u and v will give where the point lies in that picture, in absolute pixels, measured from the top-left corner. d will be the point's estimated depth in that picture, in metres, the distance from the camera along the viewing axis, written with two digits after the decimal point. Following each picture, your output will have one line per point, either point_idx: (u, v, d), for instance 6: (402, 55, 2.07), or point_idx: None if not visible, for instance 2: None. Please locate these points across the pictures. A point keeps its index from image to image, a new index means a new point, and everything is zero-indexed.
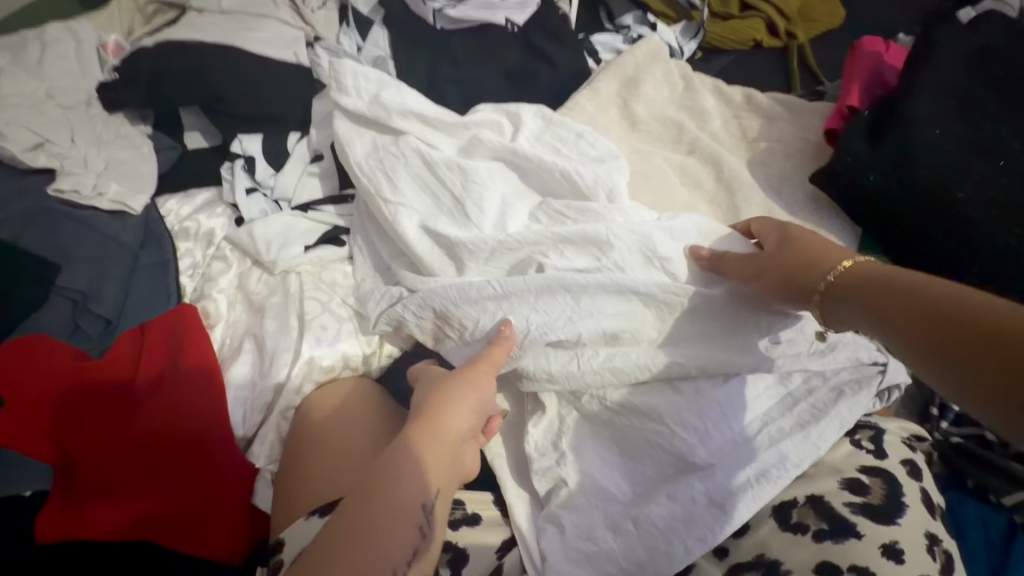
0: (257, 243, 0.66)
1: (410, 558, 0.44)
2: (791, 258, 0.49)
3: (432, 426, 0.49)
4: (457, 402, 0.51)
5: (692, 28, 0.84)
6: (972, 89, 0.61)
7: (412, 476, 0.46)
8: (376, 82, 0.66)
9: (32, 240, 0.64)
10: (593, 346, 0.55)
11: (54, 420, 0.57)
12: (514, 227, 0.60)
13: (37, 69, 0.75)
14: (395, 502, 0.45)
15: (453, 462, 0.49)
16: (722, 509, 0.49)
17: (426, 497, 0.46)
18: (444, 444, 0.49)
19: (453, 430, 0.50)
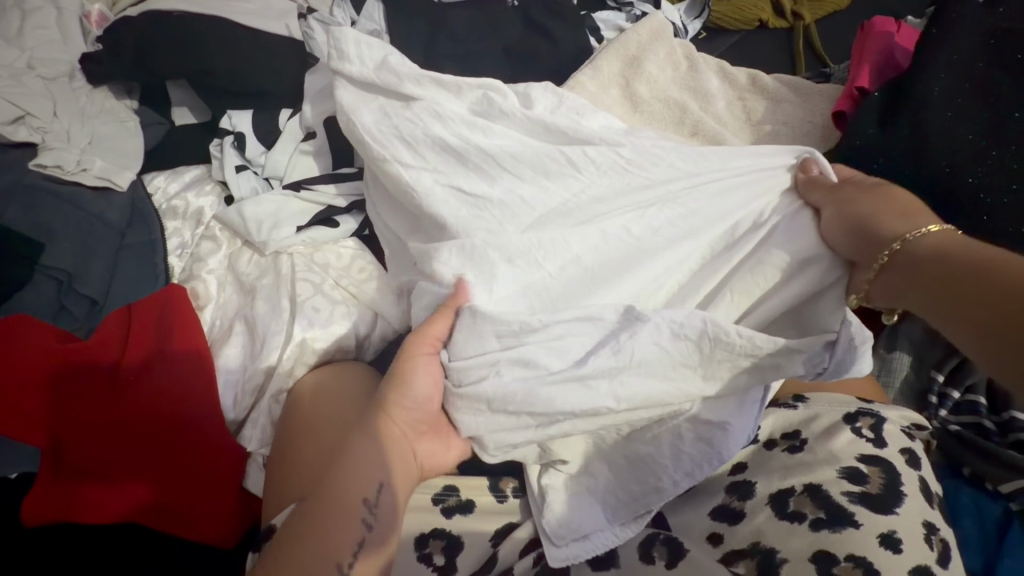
0: (247, 223, 0.64)
1: (353, 550, 0.46)
2: (878, 212, 0.50)
3: (371, 427, 0.50)
4: (398, 400, 0.50)
5: (696, 6, 0.82)
6: (988, 69, 0.59)
7: (355, 475, 0.48)
8: (380, 49, 0.62)
9: (13, 216, 0.62)
10: (527, 365, 0.47)
11: (40, 404, 0.55)
12: (529, 191, 0.54)
13: (16, 38, 0.72)
14: (337, 504, 0.46)
15: (404, 458, 0.50)
16: (703, 462, 0.51)
17: (366, 493, 0.47)
18: (386, 438, 0.50)
19: (394, 429, 0.50)
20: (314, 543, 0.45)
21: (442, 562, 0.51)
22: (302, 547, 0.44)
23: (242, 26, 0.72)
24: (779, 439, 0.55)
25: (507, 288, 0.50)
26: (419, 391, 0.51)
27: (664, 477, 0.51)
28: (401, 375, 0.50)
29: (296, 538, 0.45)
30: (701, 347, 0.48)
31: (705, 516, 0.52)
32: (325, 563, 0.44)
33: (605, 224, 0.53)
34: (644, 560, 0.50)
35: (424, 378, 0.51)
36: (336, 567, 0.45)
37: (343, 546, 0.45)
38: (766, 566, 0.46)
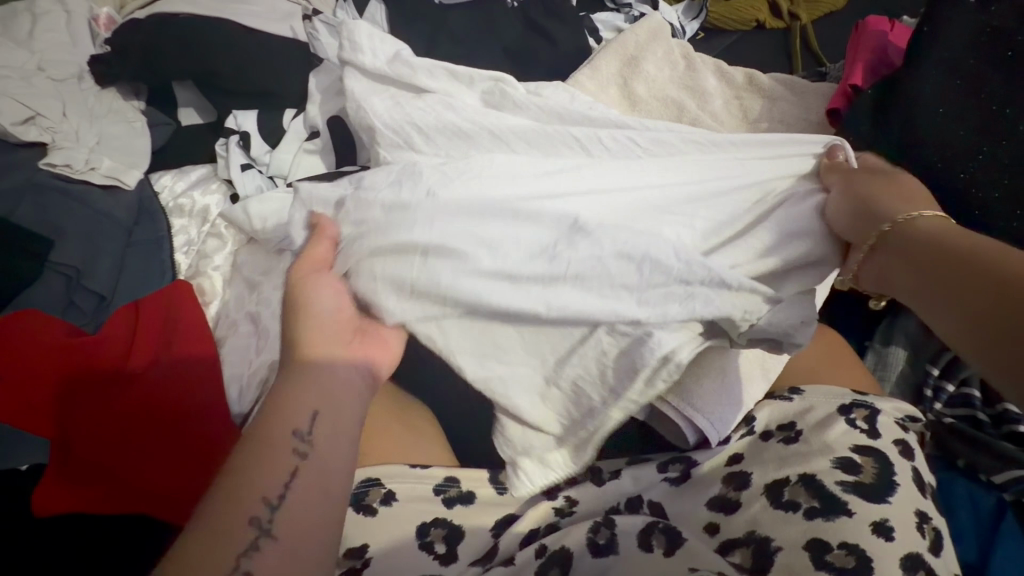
0: (252, 220, 0.65)
1: (286, 482, 0.41)
2: (891, 194, 0.50)
3: (295, 358, 0.48)
4: (311, 322, 0.49)
5: (694, 7, 0.83)
6: (985, 65, 0.59)
7: (285, 404, 0.45)
8: (392, 44, 0.64)
9: (25, 215, 0.63)
10: (448, 265, 0.49)
11: (50, 394, 0.57)
12: (509, 148, 0.57)
13: (27, 41, 0.73)
14: (266, 438, 0.43)
15: (329, 384, 0.47)
16: (625, 370, 0.49)
17: (297, 423, 0.44)
18: (312, 364, 0.47)
19: (317, 353, 0.48)
20: (243, 484, 0.40)
21: (443, 551, 0.52)
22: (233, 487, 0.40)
23: (248, 28, 0.73)
24: (775, 430, 0.56)
25: (412, 197, 0.51)
26: (325, 309, 0.50)
27: (590, 386, 0.50)
28: (305, 294, 0.50)
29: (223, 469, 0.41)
30: (640, 267, 0.48)
31: (702, 506, 0.54)
32: (252, 495, 0.40)
33: (585, 174, 0.54)
34: (642, 548, 0.51)
35: (329, 295, 0.50)
36: (264, 503, 0.40)
37: (274, 479, 0.41)
38: (761, 554, 0.48)
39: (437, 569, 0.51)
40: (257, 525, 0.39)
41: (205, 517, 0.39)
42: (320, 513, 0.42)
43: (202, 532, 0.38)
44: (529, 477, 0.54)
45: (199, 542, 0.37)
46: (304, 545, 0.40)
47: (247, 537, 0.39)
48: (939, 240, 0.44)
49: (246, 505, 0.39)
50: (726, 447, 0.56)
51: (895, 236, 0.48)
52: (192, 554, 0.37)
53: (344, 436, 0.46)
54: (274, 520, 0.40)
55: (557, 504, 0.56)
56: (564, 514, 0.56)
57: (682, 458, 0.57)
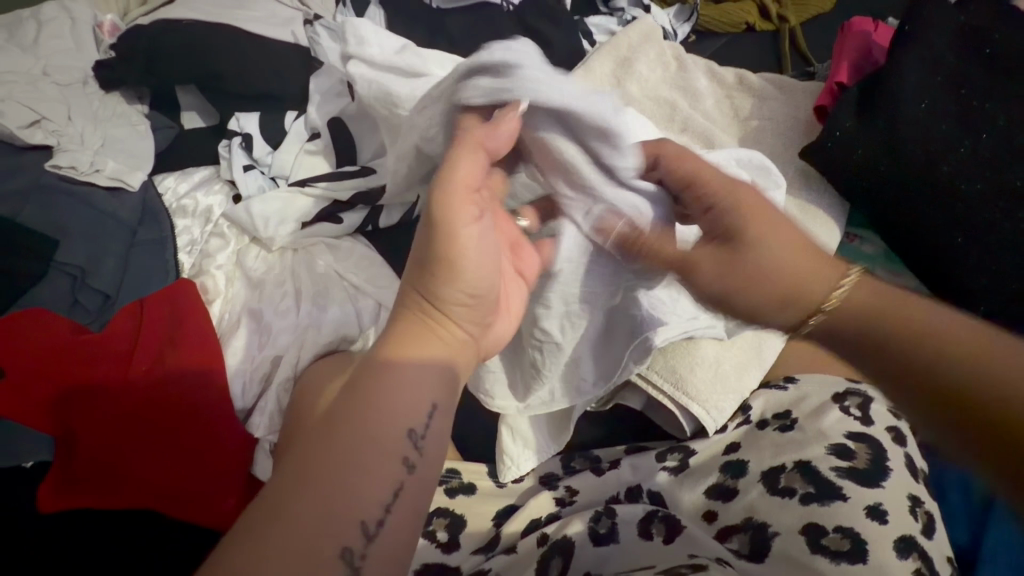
0: (254, 220, 0.66)
1: (387, 505, 0.36)
2: (734, 274, 0.48)
3: (420, 335, 0.42)
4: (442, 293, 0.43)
5: (685, 11, 0.85)
6: (960, 67, 0.62)
7: (402, 399, 0.39)
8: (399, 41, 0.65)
9: (31, 216, 0.64)
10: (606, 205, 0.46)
11: (54, 391, 0.57)
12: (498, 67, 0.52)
13: (32, 47, 0.74)
14: (372, 438, 0.37)
15: (441, 379, 0.41)
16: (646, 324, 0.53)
17: (412, 423, 0.39)
18: (433, 352, 0.42)
19: (443, 337, 0.43)
20: (337, 483, 0.34)
21: (446, 539, 0.53)
22: (326, 484, 0.34)
23: (249, 33, 0.74)
24: (770, 419, 0.58)
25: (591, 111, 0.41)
26: (468, 278, 0.43)
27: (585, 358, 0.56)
28: (455, 249, 0.42)
29: (321, 475, 0.34)
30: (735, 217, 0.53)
31: (701, 494, 0.55)
32: (348, 514, 0.34)
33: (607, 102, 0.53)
34: (642, 535, 0.52)
35: (478, 253, 0.43)
36: (360, 528, 0.34)
37: (375, 496, 0.35)
38: (759, 539, 0.49)
39: (439, 558, 0.52)
40: (348, 557, 0.33)
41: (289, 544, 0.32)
42: (409, 547, 0.37)
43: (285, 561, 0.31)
44: (513, 458, 0.58)
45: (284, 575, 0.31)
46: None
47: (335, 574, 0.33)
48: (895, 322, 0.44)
49: (335, 532, 0.33)
50: (723, 436, 0.58)
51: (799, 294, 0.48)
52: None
53: (443, 448, 0.41)
54: (366, 554, 0.34)
55: (558, 494, 0.57)
56: (566, 504, 0.57)
57: (680, 448, 0.59)
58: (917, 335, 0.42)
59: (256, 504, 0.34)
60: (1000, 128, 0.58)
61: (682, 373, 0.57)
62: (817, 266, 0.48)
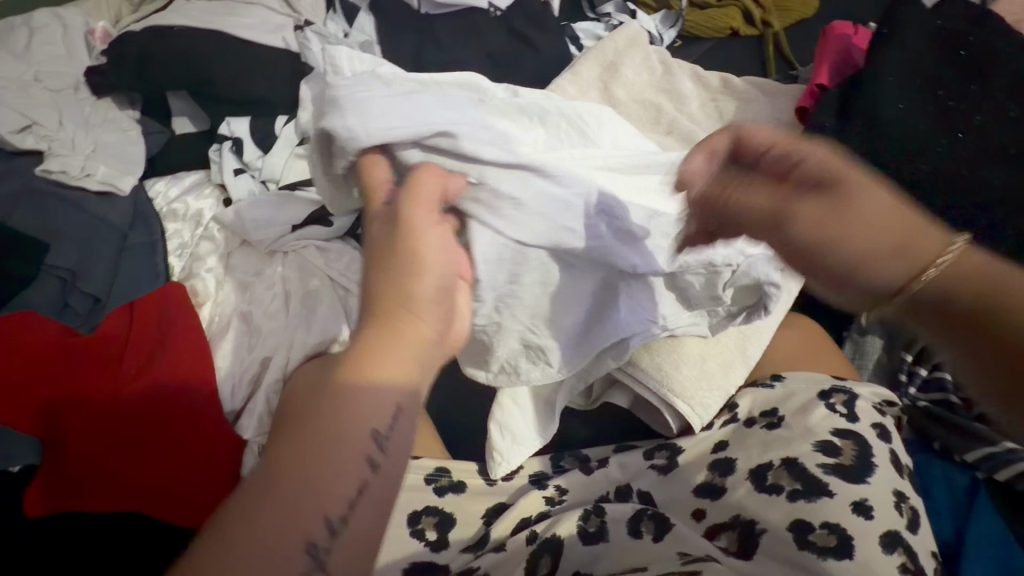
0: (245, 223, 0.67)
1: (353, 501, 0.35)
2: (832, 228, 0.38)
3: (377, 333, 0.39)
4: (402, 291, 0.40)
5: (671, 17, 0.86)
6: (936, 69, 0.63)
7: (358, 400, 0.37)
8: (372, 64, 0.63)
9: (22, 221, 0.65)
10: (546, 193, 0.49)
11: (44, 393, 0.57)
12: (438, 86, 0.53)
13: (24, 53, 0.75)
14: (329, 441, 0.35)
15: (407, 375, 0.39)
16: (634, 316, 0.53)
17: (378, 423, 0.37)
18: (391, 350, 0.39)
19: (407, 332, 0.40)
20: (300, 484, 0.33)
21: (435, 538, 0.53)
22: (289, 484, 0.33)
23: (241, 39, 0.75)
24: (757, 416, 0.58)
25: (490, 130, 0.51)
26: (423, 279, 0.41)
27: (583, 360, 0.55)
28: (413, 251, 0.41)
29: (276, 484, 0.33)
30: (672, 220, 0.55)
31: (689, 493, 0.55)
32: (310, 515, 0.33)
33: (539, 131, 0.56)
34: (632, 534, 0.52)
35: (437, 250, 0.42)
36: (324, 525, 0.34)
37: (340, 493, 0.35)
38: (748, 536, 0.50)
39: (429, 557, 0.52)
40: (313, 553, 0.33)
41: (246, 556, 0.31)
42: (376, 542, 0.36)
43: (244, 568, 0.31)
44: (502, 454, 0.58)
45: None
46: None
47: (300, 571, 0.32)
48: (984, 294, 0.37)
49: (297, 532, 0.33)
50: (711, 434, 0.58)
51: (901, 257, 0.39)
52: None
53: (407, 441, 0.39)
54: (331, 548, 0.34)
55: (547, 493, 0.58)
56: (555, 504, 0.57)
57: (668, 446, 0.59)
58: (992, 304, 0.37)
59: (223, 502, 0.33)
60: (974, 130, 0.60)
61: (666, 372, 0.58)
62: (915, 228, 0.39)
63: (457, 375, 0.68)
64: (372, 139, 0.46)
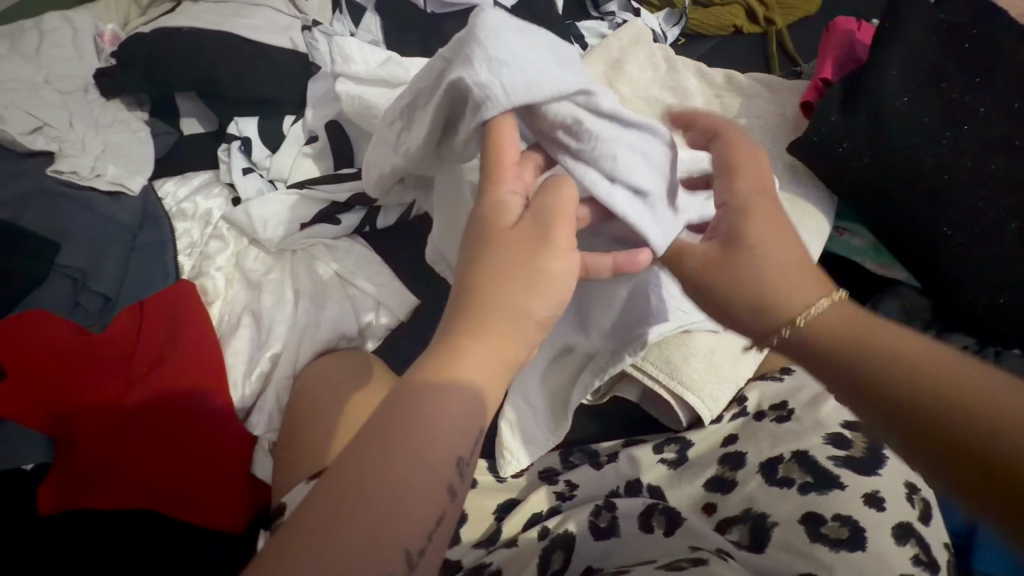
0: (253, 222, 0.68)
1: (431, 530, 0.32)
2: (736, 287, 0.45)
3: (480, 349, 0.36)
4: (515, 307, 0.37)
5: (675, 15, 0.87)
6: (939, 61, 0.64)
7: (451, 423, 0.34)
8: (382, 54, 0.67)
9: (33, 221, 0.65)
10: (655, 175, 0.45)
11: (56, 392, 0.58)
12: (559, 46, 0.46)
13: (34, 56, 0.76)
14: (413, 464, 0.32)
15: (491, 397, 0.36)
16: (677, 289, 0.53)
17: (463, 449, 0.34)
18: (488, 369, 0.36)
19: (508, 350, 0.37)
20: (381, 510, 0.31)
21: None
22: (369, 511, 0.30)
23: (248, 40, 0.76)
24: (767, 409, 0.58)
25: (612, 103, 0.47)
26: (532, 293, 0.37)
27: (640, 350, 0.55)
28: (524, 255, 0.37)
29: (358, 507, 0.30)
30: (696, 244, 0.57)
31: (699, 487, 0.55)
32: (390, 545, 0.30)
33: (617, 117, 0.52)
34: (644, 529, 0.52)
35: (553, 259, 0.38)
36: (404, 557, 0.31)
37: (420, 521, 0.32)
38: (759, 531, 0.50)
39: None
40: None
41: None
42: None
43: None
44: (513, 452, 0.58)
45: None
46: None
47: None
48: (900, 361, 0.38)
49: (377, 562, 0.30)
50: (720, 427, 0.58)
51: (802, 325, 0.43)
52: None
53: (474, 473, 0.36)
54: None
55: (557, 489, 0.57)
56: (566, 498, 0.57)
57: (677, 440, 0.59)
58: (887, 364, 0.38)
59: (292, 526, 0.30)
60: (980, 122, 0.60)
61: (676, 364, 0.58)
62: (807, 287, 0.45)
63: None
64: (510, 98, 0.40)
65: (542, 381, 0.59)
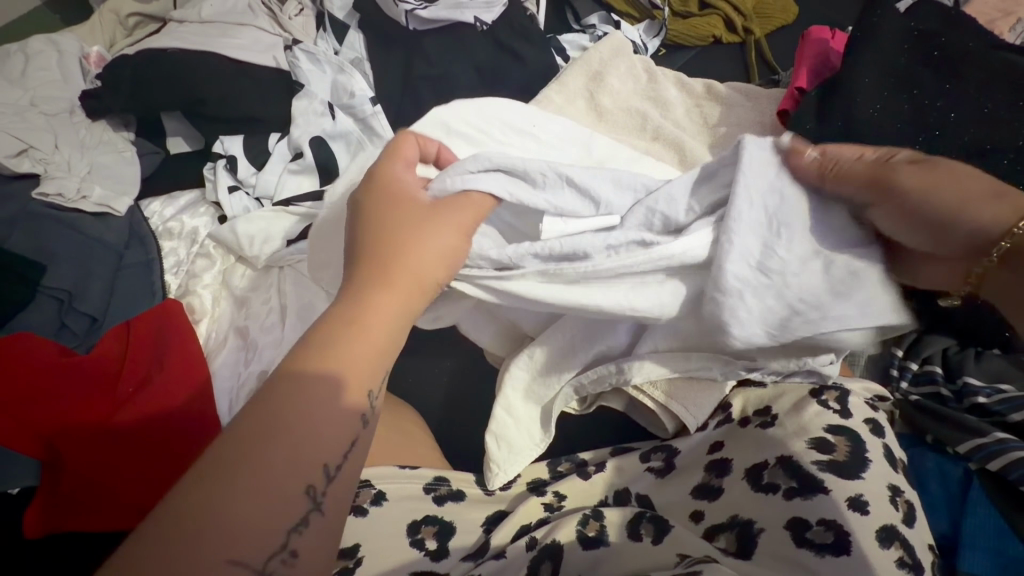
0: (239, 239, 0.68)
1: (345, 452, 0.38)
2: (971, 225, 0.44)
3: (388, 303, 0.42)
4: (418, 268, 0.44)
5: (655, 26, 0.88)
6: (911, 69, 0.65)
7: (360, 357, 0.40)
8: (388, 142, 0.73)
9: (18, 244, 0.65)
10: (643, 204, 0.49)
11: (40, 416, 0.57)
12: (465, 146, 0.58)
13: (20, 79, 0.76)
14: (319, 404, 0.37)
15: (395, 337, 0.43)
16: (860, 241, 0.47)
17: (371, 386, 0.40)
18: (395, 306, 0.42)
19: (409, 301, 0.43)
20: (300, 438, 0.36)
21: (434, 547, 0.53)
22: (288, 441, 0.35)
23: (232, 59, 0.76)
24: (752, 415, 0.58)
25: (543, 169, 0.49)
26: (425, 260, 0.44)
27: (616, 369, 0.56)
28: (416, 232, 0.45)
29: (267, 448, 0.34)
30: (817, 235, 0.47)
31: (688, 494, 0.56)
32: (304, 471, 0.35)
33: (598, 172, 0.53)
34: (631, 538, 0.52)
35: (440, 236, 0.45)
36: (322, 472, 0.36)
37: (331, 448, 0.37)
38: (746, 537, 0.50)
39: (428, 566, 0.51)
40: (312, 496, 0.35)
41: (243, 512, 0.33)
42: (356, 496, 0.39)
43: (244, 521, 0.32)
44: (499, 464, 0.59)
45: (247, 519, 0.33)
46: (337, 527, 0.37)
47: (299, 510, 0.35)
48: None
49: (304, 469, 0.35)
50: (706, 435, 0.60)
51: (953, 237, 0.44)
52: (221, 547, 0.31)
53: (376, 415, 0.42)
54: (326, 493, 0.36)
55: (546, 499, 0.58)
56: (555, 510, 0.57)
57: (663, 448, 0.61)
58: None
59: (209, 464, 0.33)
60: (950, 127, 0.62)
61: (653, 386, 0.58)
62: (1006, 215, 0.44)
63: (454, 384, 0.72)
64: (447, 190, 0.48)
65: (523, 387, 0.59)
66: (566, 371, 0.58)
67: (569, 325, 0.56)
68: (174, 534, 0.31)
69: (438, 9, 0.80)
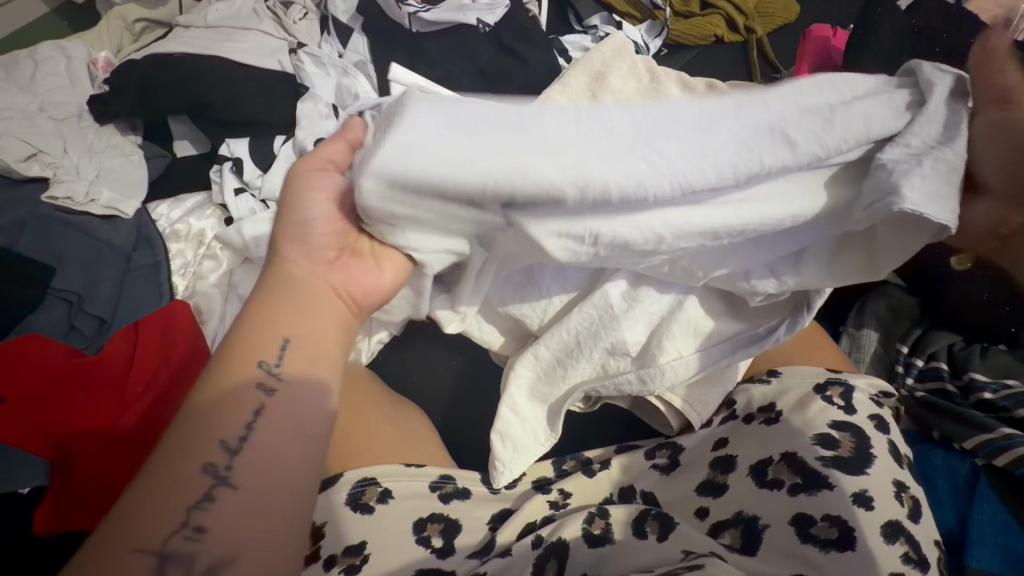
0: (246, 242, 0.67)
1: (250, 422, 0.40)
2: None
3: (272, 293, 0.46)
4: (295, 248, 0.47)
5: (656, 26, 0.88)
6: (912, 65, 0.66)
7: (247, 341, 0.43)
8: None
9: (28, 247, 0.66)
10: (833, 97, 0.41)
11: (49, 417, 0.57)
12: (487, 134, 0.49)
13: (29, 85, 0.77)
14: (214, 402, 0.40)
15: (290, 304, 0.45)
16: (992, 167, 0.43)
17: (263, 355, 0.43)
18: (273, 292, 0.46)
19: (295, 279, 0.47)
20: (202, 428, 0.39)
21: (441, 544, 0.53)
22: (195, 437, 0.39)
23: (236, 62, 0.77)
24: (756, 412, 0.58)
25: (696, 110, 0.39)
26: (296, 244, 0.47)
27: (673, 308, 0.56)
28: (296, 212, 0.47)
29: (173, 450, 0.38)
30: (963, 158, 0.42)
31: (692, 492, 0.56)
32: (208, 447, 0.38)
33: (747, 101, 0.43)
34: (637, 535, 0.52)
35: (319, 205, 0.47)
36: (223, 447, 0.39)
37: (234, 424, 0.40)
38: (750, 533, 0.50)
39: (434, 563, 0.51)
40: (214, 474, 0.38)
41: (148, 500, 0.36)
42: (297, 450, 0.41)
43: (156, 510, 0.36)
44: (504, 463, 0.59)
45: (160, 500, 0.36)
46: (277, 498, 0.38)
47: (201, 487, 0.37)
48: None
49: (201, 453, 0.38)
50: (711, 432, 0.59)
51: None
52: (136, 535, 0.35)
53: (323, 386, 0.45)
54: (230, 467, 0.38)
55: (551, 497, 0.58)
56: (559, 508, 0.57)
57: (668, 445, 0.61)
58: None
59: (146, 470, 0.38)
60: None
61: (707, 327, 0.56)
62: None
63: (457, 383, 0.72)
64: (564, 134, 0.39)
65: (527, 385, 0.60)
66: (573, 376, 0.58)
67: (572, 325, 0.56)
68: (112, 533, 0.35)
69: (442, 12, 0.81)
